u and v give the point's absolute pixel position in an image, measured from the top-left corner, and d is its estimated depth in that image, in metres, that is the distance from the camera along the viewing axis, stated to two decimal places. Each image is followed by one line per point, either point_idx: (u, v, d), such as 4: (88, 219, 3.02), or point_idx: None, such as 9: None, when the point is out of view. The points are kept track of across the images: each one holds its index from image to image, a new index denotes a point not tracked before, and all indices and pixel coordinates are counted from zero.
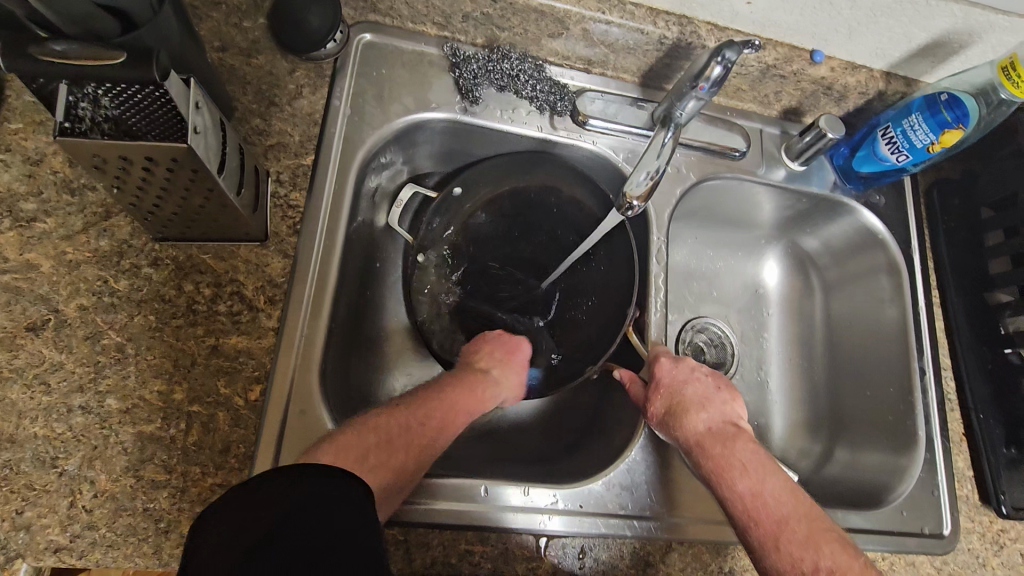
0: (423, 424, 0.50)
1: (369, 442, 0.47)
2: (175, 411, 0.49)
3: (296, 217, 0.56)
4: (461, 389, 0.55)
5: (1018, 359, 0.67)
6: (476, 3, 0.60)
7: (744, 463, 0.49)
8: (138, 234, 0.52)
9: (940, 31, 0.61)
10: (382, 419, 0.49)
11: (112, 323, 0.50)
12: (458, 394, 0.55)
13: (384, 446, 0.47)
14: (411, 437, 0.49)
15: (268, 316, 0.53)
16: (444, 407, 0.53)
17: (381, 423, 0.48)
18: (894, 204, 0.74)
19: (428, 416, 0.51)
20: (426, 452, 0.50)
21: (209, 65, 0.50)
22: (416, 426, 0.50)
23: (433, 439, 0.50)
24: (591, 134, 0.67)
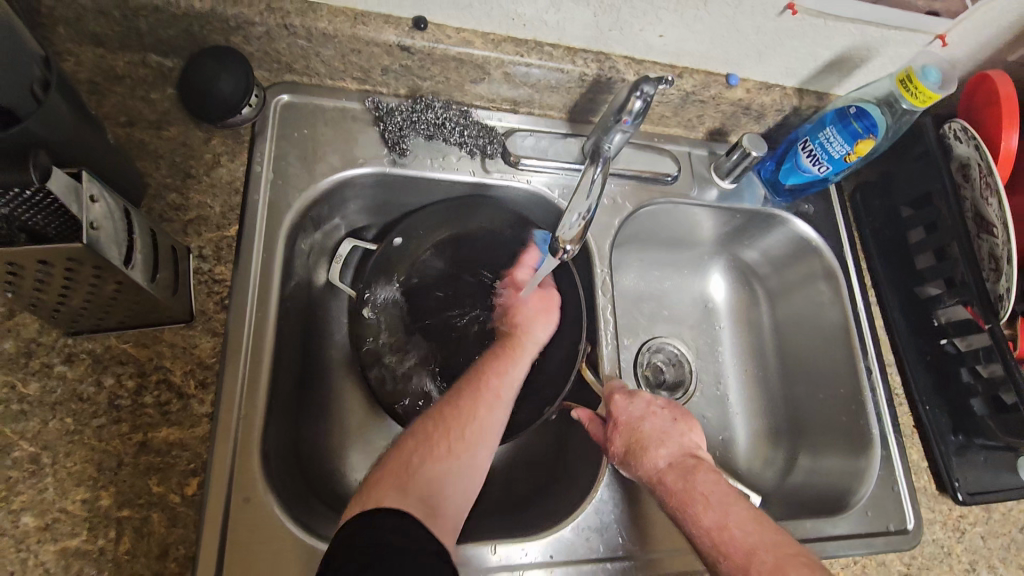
0: (466, 412, 0.52)
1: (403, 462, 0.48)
2: (102, 519, 0.45)
3: (223, 291, 0.53)
4: (496, 355, 0.59)
5: (954, 349, 0.69)
6: (394, 57, 0.59)
7: (706, 496, 0.48)
8: (48, 331, 0.48)
9: (841, 48, 0.64)
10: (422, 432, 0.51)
11: (23, 433, 0.46)
12: (496, 356, 0.59)
13: (426, 454, 0.49)
14: (447, 434, 0.50)
15: (200, 401, 0.50)
16: (485, 366, 0.57)
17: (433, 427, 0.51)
18: (822, 210, 0.77)
19: (465, 395, 0.54)
20: (472, 425, 0.51)
21: (112, 147, 0.47)
22: (454, 407, 0.52)
23: (475, 407, 0.53)
24: (524, 173, 0.67)
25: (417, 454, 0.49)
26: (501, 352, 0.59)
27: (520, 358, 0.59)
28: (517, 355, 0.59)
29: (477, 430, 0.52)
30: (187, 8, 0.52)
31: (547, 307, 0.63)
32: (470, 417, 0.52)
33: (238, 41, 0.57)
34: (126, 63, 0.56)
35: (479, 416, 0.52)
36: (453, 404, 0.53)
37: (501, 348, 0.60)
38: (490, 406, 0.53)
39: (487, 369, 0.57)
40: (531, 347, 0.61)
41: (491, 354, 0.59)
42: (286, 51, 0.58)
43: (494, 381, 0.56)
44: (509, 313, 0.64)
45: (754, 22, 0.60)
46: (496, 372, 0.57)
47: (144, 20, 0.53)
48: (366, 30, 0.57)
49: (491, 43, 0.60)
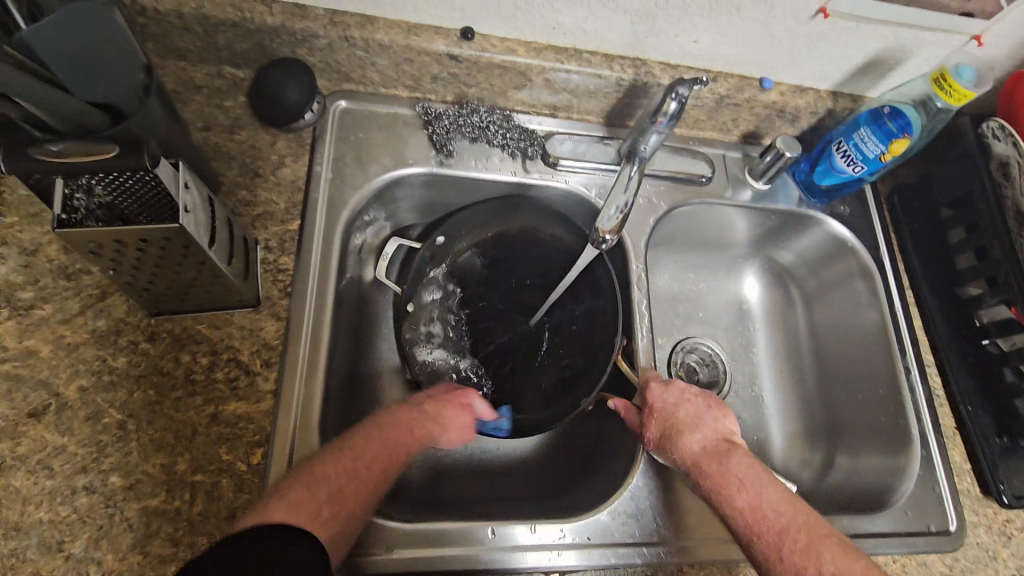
0: (362, 461, 0.51)
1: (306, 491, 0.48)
2: (178, 482, 0.50)
3: (286, 279, 0.58)
4: (399, 416, 0.56)
5: (996, 349, 0.69)
6: (443, 65, 0.64)
7: (741, 478, 0.50)
8: (134, 312, 0.53)
9: (875, 50, 0.66)
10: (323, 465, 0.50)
11: (112, 402, 0.51)
12: (398, 424, 0.55)
13: (327, 491, 0.48)
14: (344, 480, 0.49)
15: (264, 379, 0.54)
16: (387, 433, 0.54)
17: (340, 465, 0.50)
18: (859, 212, 0.78)
19: (362, 449, 0.52)
20: (360, 491, 0.50)
21: (195, 146, 0.53)
22: (354, 455, 0.51)
23: (366, 475, 0.51)
24: (563, 173, 0.70)
25: (312, 488, 0.48)
26: (407, 419, 0.55)
27: (422, 424, 0.56)
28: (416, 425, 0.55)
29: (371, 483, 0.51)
30: (261, 23, 0.58)
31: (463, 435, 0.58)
32: (371, 483, 0.51)
33: (303, 53, 0.62)
34: (204, 74, 0.63)
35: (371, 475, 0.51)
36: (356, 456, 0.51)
37: (402, 414, 0.56)
38: (385, 475, 0.52)
39: (383, 433, 0.54)
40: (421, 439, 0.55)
41: (391, 416, 0.55)
42: (345, 61, 0.63)
43: (393, 450, 0.53)
44: (437, 398, 0.59)
45: (787, 27, 0.63)
46: (394, 441, 0.54)
47: (222, 35, 0.59)
48: (418, 40, 0.61)
49: (533, 51, 0.64)
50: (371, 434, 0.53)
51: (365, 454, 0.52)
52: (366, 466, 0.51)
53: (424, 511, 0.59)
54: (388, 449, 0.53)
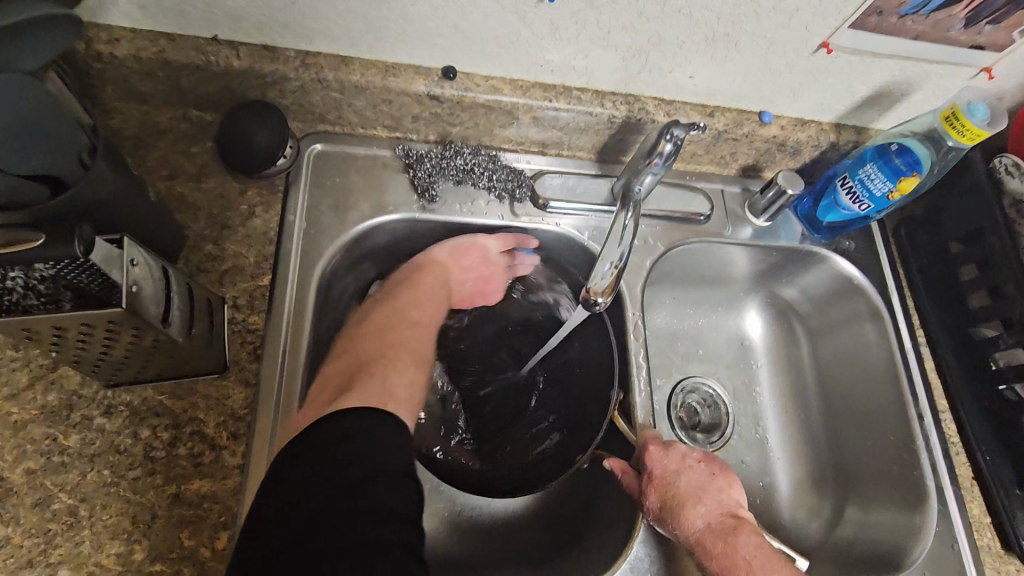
0: (406, 338, 0.58)
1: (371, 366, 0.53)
2: (135, 574, 0.45)
3: (256, 341, 0.54)
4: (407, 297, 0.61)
5: (1013, 395, 0.64)
6: (424, 105, 0.60)
7: (749, 563, 0.47)
8: (89, 383, 0.49)
9: (879, 83, 0.63)
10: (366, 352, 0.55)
11: (63, 485, 0.46)
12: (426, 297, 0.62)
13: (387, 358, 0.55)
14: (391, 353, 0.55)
15: (231, 453, 0.50)
16: (420, 311, 0.61)
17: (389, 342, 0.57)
18: (864, 247, 0.74)
19: (392, 332, 0.57)
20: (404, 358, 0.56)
21: (153, 203, 0.49)
22: (398, 329, 0.58)
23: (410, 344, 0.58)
24: (554, 216, 0.67)
25: (364, 376, 0.52)
26: (417, 300, 0.61)
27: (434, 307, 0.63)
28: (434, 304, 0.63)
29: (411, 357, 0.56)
30: (227, 67, 0.54)
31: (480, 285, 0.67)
32: (406, 351, 0.57)
33: (274, 95, 0.58)
34: (169, 118, 0.59)
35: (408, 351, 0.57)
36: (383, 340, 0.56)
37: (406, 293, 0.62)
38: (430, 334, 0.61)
39: (401, 315, 0.59)
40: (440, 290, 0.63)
41: (400, 297, 0.61)
42: (319, 103, 0.60)
43: (409, 323, 0.59)
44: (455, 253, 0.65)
45: (787, 61, 0.59)
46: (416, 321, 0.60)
47: (186, 79, 0.55)
48: (396, 81, 0.58)
49: (519, 89, 0.61)
50: (412, 317, 0.60)
51: (419, 333, 0.59)
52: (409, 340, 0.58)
53: None
54: (427, 321, 0.61)
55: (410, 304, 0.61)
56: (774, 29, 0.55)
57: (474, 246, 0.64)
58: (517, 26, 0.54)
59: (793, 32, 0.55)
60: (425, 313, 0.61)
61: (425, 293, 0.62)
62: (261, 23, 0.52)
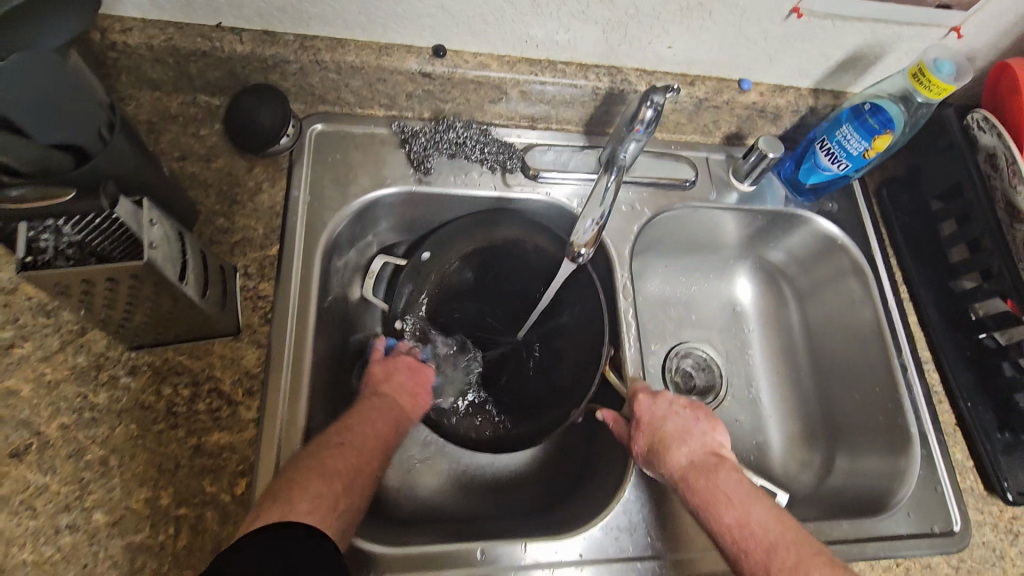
0: (344, 456, 0.51)
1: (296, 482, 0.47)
2: (163, 516, 0.49)
3: (267, 305, 0.58)
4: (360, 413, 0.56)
5: (994, 343, 0.67)
6: (417, 83, 0.64)
7: (729, 495, 0.49)
8: (114, 346, 0.53)
9: (853, 46, 0.65)
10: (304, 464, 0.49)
11: (94, 438, 0.50)
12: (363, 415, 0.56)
13: (319, 472, 0.48)
14: (326, 471, 0.48)
15: (247, 408, 0.54)
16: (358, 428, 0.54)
17: (328, 459, 0.49)
18: (847, 208, 0.77)
19: (328, 450, 0.50)
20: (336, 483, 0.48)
21: (167, 179, 0.53)
22: (332, 451, 0.50)
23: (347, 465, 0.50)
24: (545, 186, 0.70)
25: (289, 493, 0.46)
26: (372, 412, 0.56)
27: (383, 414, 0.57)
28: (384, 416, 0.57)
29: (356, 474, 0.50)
30: (231, 52, 0.58)
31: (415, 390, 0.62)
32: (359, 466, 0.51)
33: (276, 78, 0.62)
34: (179, 104, 0.63)
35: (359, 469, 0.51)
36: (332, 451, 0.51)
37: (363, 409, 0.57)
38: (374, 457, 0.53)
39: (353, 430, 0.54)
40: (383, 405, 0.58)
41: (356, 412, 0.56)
42: (318, 84, 0.63)
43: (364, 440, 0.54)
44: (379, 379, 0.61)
45: (761, 28, 0.62)
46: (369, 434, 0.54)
47: (194, 65, 0.59)
48: (390, 60, 0.61)
49: (506, 65, 0.64)
50: (351, 438, 0.52)
51: (356, 454, 0.51)
52: (349, 460, 0.50)
53: (415, 531, 0.58)
54: (369, 441, 0.53)
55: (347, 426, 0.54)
56: None
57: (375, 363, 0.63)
58: (501, 3, 0.57)
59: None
60: (366, 433, 0.54)
61: (365, 419, 0.55)
62: (261, 10, 0.56)
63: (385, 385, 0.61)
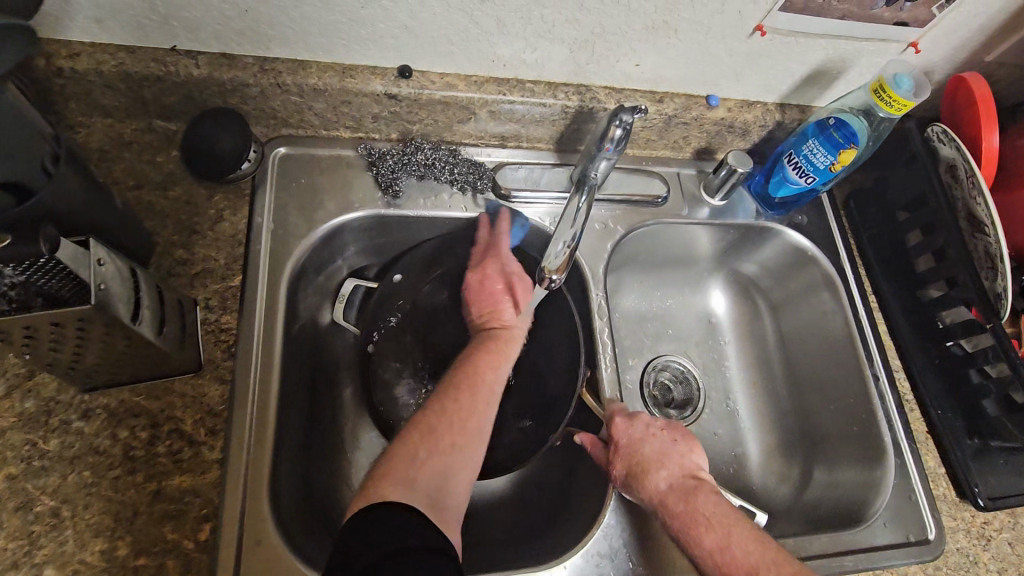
0: (457, 410, 0.52)
1: (407, 458, 0.47)
2: (120, 569, 0.46)
3: (230, 339, 0.56)
4: (484, 346, 0.59)
5: (961, 351, 0.68)
6: (383, 104, 0.62)
7: (709, 517, 0.48)
8: (65, 389, 0.51)
9: (816, 62, 0.66)
10: (417, 431, 0.50)
11: (44, 488, 0.48)
12: (484, 348, 0.59)
13: (433, 442, 0.49)
14: (446, 431, 0.50)
15: (210, 448, 0.51)
16: (476, 366, 0.56)
17: (444, 425, 0.51)
18: (816, 220, 0.78)
19: (454, 397, 0.53)
20: (450, 447, 0.50)
21: (118, 211, 0.50)
22: (455, 403, 0.52)
23: (463, 422, 0.52)
24: (517, 204, 0.70)
25: (419, 450, 0.48)
26: (493, 351, 0.59)
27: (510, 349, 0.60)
28: (506, 351, 0.60)
29: (475, 429, 0.52)
30: (187, 76, 0.56)
31: (524, 293, 0.65)
32: (466, 427, 0.52)
33: (235, 102, 0.60)
34: (133, 130, 0.61)
35: (480, 419, 0.53)
36: (459, 398, 0.53)
37: (483, 343, 0.60)
38: (486, 408, 0.54)
39: (484, 371, 0.56)
40: (512, 342, 0.61)
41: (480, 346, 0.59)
42: (281, 107, 0.62)
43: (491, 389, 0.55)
44: (483, 303, 0.65)
45: (726, 45, 0.62)
46: (495, 375, 0.57)
47: (148, 90, 0.57)
48: (354, 82, 0.60)
49: (474, 85, 0.63)
50: (464, 390, 0.54)
51: (466, 413, 0.52)
52: (466, 418, 0.52)
53: None
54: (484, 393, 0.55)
55: (470, 370, 0.56)
56: (710, 15, 0.58)
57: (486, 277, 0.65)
58: (465, 23, 0.56)
59: (728, 17, 0.58)
60: (484, 378, 0.56)
61: (483, 359, 0.57)
62: (217, 32, 0.54)
63: (500, 304, 0.64)
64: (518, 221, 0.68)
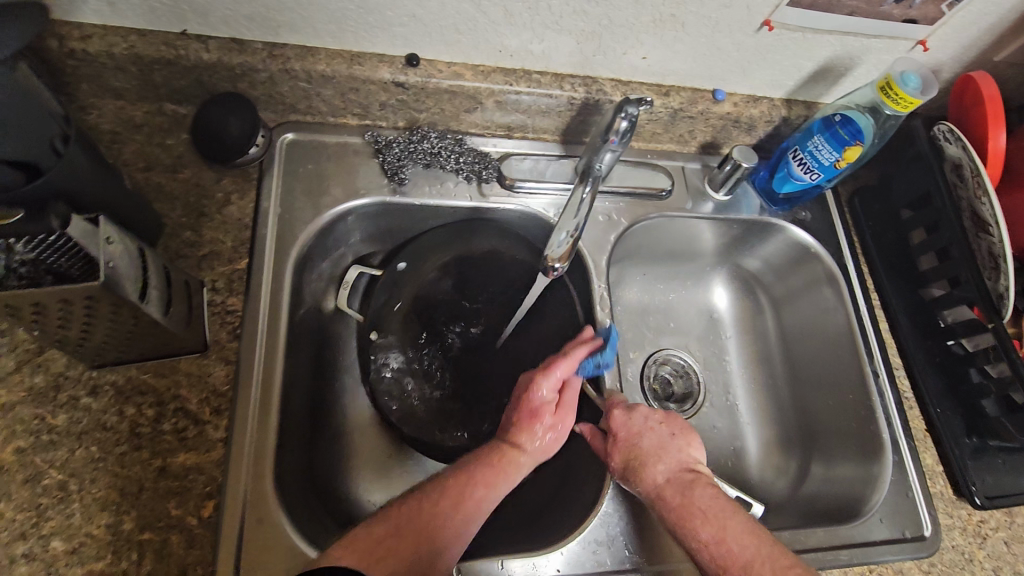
0: (435, 519, 0.51)
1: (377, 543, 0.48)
2: (125, 542, 0.47)
3: (235, 321, 0.56)
4: (493, 457, 0.56)
5: (962, 349, 0.68)
6: (390, 92, 0.63)
7: (706, 511, 0.49)
8: (74, 365, 0.52)
9: (824, 58, 0.66)
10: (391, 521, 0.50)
11: (52, 462, 0.49)
12: (490, 459, 0.56)
13: (397, 541, 0.49)
14: (415, 536, 0.50)
15: (215, 427, 0.52)
16: (473, 476, 0.54)
17: (414, 531, 0.50)
18: (821, 217, 0.78)
19: (439, 501, 0.52)
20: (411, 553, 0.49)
21: (127, 193, 0.51)
22: (434, 506, 0.52)
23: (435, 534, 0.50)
24: (521, 195, 0.70)
25: (386, 540, 0.49)
26: (501, 469, 0.55)
27: (515, 472, 0.56)
28: (510, 473, 0.56)
29: (444, 546, 0.50)
30: (197, 60, 0.57)
31: (560, 428, 0.58)
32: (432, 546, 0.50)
33: (244, 87, 0.61)
34: (143, 113, 0.61)
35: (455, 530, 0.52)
36: (442, 503, 0.52)
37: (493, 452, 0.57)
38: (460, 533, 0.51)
39: (475, 482, 0.54)
40: (524, 463, 0.57)
41: (487, 456, 0.56)
42: (289, 93, 0.62)
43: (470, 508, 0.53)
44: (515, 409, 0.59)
45: (733, 39, 0.62)
46: (484, 494, 0.54)
47: (158, 74, 0.58)
48: (362, 70, 0.60)
49: (481, 74, 0.64)
50: (448, 504, 0.52)
51: (442, 526, 0.51)
52: (438, 533, 0.51)
53: None
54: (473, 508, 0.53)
55: (473, 479, 0.54)
56: (717, 9, 0.58)
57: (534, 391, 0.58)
58: (473, 13, 0.56)
59: (735, 11, 0.58)
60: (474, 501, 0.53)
61: (484, 472, 0.55)
62: (227, 18, 0.55)
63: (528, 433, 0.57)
64: (597, 359, 0.61)
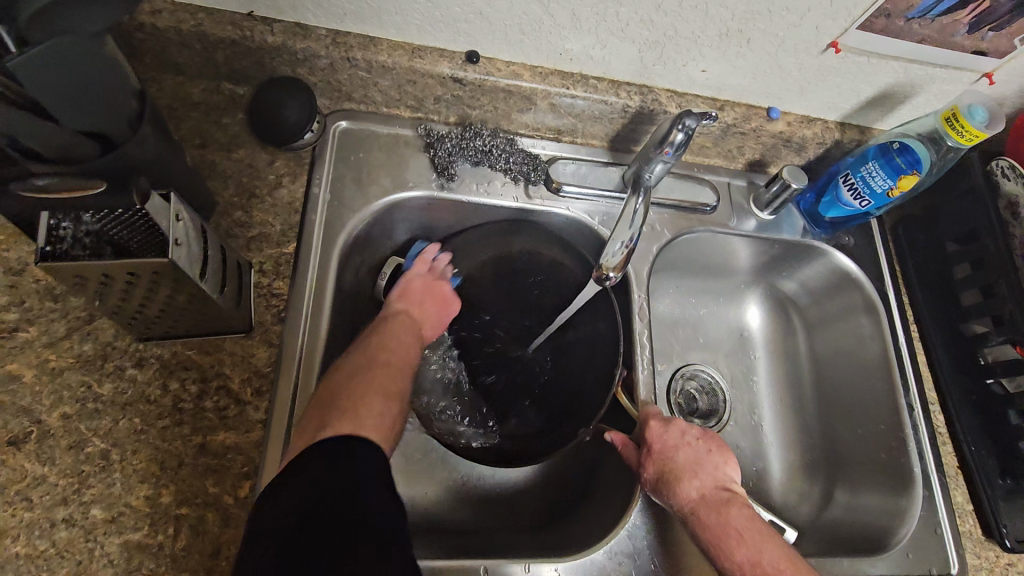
0: (376, 373, 0.54)
1: (353, 383, 0.52)
2: (163, 515, 0.48)
3: (280, 304, 0.56)
4: (379, 337, 0.58)
5: (1001, 390, 0.67)
6: (447, 88, 0.63)
7: (741, 533, 0.49)
8: (122, 336, 0.52)
9: (884, 84, 0.65)
10: (355, 368, 0.54)
11: (97, 430, 0.49)
12: (384, 339, 0.58)
13: (369, 381, 0.52)
14: (374, 377, 0.53)
15: (255, 408, 0.53)
16: (374, 345, 0.57)
17: (367, 371, 0.53)
18: (863, 243, 0.77)
19: (362, 357, 0.55)
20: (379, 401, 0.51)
21: (187, 168, 0.51)
22: (365, 358, 0.55)
23: (372, 394, 0.52)
24: (566, 200, 0.69)
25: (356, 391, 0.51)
26: (382, 332, 0.59)
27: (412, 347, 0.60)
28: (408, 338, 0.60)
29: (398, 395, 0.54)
30: (262, 42, 0.57)
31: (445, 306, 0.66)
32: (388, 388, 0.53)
33: (304, 72, 0.61)
34: (201, 90, 0.62)
35: (400, 369, 0.56)
36: (378, 368, 0.54)
37: (396, 323, 0.61)
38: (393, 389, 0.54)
39: (397, 350, 0.58)
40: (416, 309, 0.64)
41: (382, 334, 0.59)
42: (346, 81, 0.62)
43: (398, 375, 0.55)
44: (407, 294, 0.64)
45: (797, 59, 0.62)
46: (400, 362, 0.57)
47: (221, 53, 0.58)
48: (422, 62, 0.60)
49: (539, 76, 0.63)
50: (389, 359, 0.56)
51: (393, 373, 0.55)
52: (380, 375, 0.54)
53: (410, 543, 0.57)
54: (396, 368, 0.56)
55: (382, 345, 0.57)
56: (786, 28, 0.57)
57: (409, 278, 0.65)
58: (540, 14, 0.56)
59: (804, 31, 0.58)
60: (397, 354, 0.57)
61: (389, 344, 0.58)
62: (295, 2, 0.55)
63: (416, 308, 0.63)
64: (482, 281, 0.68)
